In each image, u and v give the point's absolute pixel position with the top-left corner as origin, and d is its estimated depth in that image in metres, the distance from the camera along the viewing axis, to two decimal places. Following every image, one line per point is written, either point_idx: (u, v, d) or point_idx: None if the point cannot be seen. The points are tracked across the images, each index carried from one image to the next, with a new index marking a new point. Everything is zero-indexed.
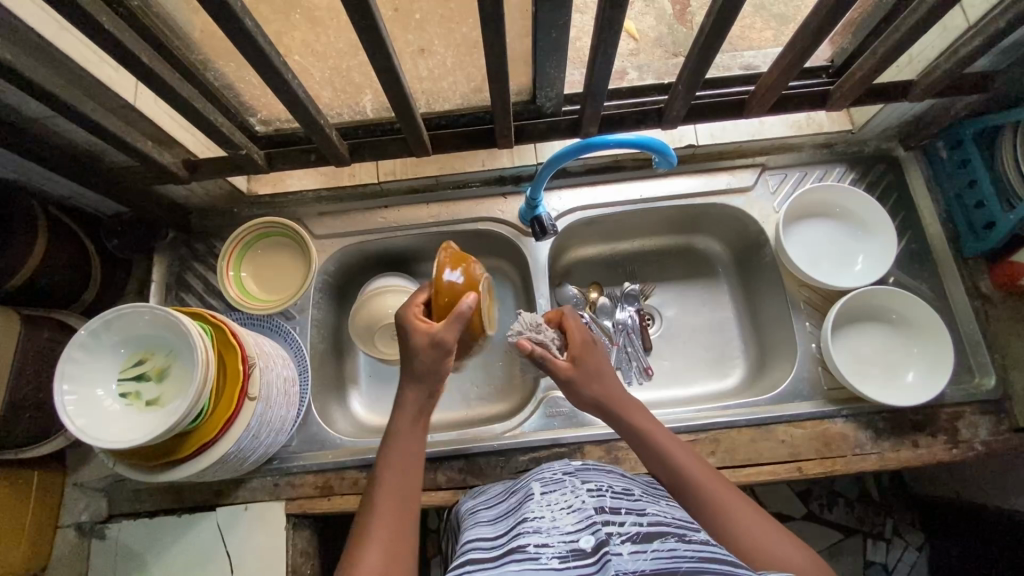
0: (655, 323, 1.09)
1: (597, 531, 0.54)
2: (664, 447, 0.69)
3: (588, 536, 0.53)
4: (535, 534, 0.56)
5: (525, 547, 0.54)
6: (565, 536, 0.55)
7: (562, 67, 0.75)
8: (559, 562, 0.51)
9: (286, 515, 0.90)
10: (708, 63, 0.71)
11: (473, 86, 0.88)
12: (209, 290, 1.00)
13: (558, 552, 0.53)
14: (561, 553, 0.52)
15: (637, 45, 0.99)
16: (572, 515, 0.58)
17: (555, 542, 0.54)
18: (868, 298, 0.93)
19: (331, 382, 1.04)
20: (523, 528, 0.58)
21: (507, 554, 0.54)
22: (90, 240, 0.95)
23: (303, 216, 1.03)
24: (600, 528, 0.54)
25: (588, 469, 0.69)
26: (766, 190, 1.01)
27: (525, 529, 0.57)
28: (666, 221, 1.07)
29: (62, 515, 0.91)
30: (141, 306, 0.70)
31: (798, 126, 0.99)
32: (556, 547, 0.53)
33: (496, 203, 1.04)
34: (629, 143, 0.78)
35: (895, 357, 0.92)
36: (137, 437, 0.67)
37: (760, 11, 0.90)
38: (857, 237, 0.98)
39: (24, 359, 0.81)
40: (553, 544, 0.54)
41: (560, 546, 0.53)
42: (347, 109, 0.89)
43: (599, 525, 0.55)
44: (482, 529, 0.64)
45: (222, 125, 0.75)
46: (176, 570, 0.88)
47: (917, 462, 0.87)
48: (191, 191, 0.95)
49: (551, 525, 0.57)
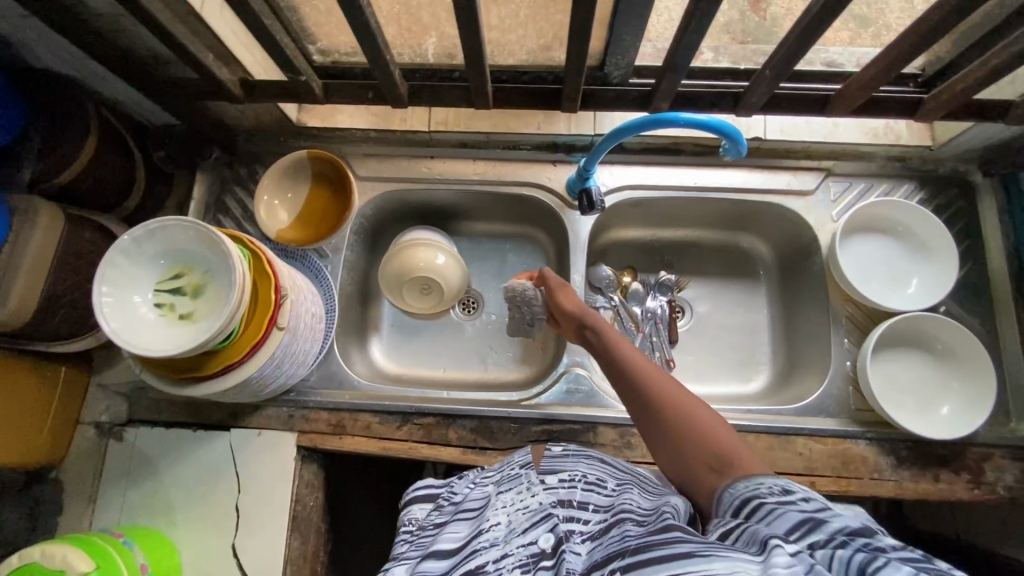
0: (684, 315, 1.07)
1: (555, 528, 0.56)
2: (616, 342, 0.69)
3: (545, 534, 0.56)
4: (492, 549, 0.57)
5: (482, 567, 0.56)
6: (521, 539, 0.57)
7: (639, 33, 0.70)
8: (517, 572, 0.53)
9: (296, 447, 0.91)
10: (806, 46, 0.67)
11: (542, 42, 0.83)
12: (247, 216, 0.99)
13: (518, 560, 0.55)
14: (521, 562, 0.54)
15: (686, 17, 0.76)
16: (527, 514, 0.59)
17: (514, 551, 0.56)
18: (915, 325, 0.89)
19: (354, 324, 1.04)
20: (480, 543, 0.58)
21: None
22: (137, 148, 0.95)
23: (348, 154, 1.01)
24: (556, 522, 0.56)
25: (558, 457, 0.67)
26: (827, 197, 0.96)
27: (480, 543, 0.58)
28: (715, 214, 1.03)
29: (82, 414, 0.94)
30: (184, 220, 0.70)
31: (873, 134, 0.94)
32: (516, 556, 0.55)
33: (545, 170, 1.01)
34: (698, 124, 0.74)
35: (931, 388, 0.89)
36: (169, 348, 0.67)
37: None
38: (915, 259, 0.93)
39: (65, 256, 0.81)
40: (511, 554, 0.55)
41: (519, 553, 0.55)
42: (409, 49, 0.85)
43: (555, 521, 0.56)
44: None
45: (285, 48, 0.73)
46: (187, 482, 0.90)
47: (935, 496, 0.85)
48: (243, 112, 0.94)
49: (506, 535, 0.58)
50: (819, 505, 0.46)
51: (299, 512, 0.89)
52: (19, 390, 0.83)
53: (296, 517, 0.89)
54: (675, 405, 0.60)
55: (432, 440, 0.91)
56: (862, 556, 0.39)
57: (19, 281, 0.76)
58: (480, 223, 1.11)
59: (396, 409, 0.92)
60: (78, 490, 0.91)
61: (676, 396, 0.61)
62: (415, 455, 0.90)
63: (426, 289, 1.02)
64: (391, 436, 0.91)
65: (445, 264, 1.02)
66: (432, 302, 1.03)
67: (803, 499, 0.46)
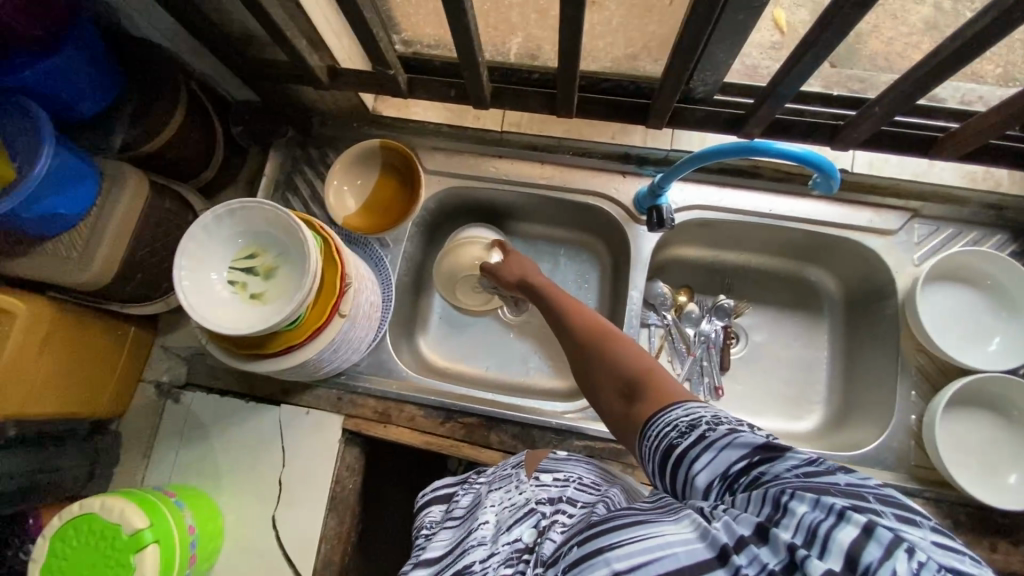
0: (739, 342, 1.04)
1: (538, 522, 0.56)
2: (560, 304, 0.79)
3: (528, 529, 0.55)
4: (479, 547, 0.57)
5: (470, 567, 0.55)
6: (507, 537, 0.56)
7: (735, 52, 0.67)
8: (502, 567, 0.52)
9: (341, 430, 0.93)
10: (925, 88, 0.64)
11: (631, 52, 0.80)
12: (314, 198, 1.01)
13: (502, 557, 0.54)
14: (505, 557, 0.53)
15: (783, 41, 0.79)
16: (512, 511, 0.59)
17: (498, 548, 0.55)
18: (992, 385, 0.84)
19: (405, 314, 1.05)
20: (470, 543, 0.58)
21: None
22: (218, 121, 0.98)
23: (418, 146, 1.01)
24: (540, 518, 0.56)
25: (562, 459, 0.69)
26: (910, 239, 0.91)
27: (470, 544, 0.58)
28: (785, 242, 0.99)
29: (145, 371, 0.98)
30: (263, 202, 0.71)
31: (971, 179, 0.89)
32: (501, 553, 0.54)
33: (613, 180, 0.98)
34: (793, 157, 0.69)
35: (1001, 454, 0.84)
36: (241, 326, 0.70)
37: (930, 30, 0.76)
38: (998, 314, 0.88)
39: (146, 223, 0.84)
40: (496, 552, 0.55)
41: (503, 550, 0.55)
42: (493, 48, 0.83)
43: (539, 516, 0.56)
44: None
45: (379, 40, 0.73)
46: (235, 449, 0.93)
47: (991, 567, 0.81)
48: (322, 96, 0.95)
49: (493, 534, 0.58)
50: (724, 427, 0.46)
51: (337, 493, 0.91)
52: (94, 344, 0.87)
53: (334, 497, 0.91)
54: (603, 342, 0.68)
55: (474, 441, 0.91)
56: (772, 491, 0.39)
57: (104, 244, 0.79)
58: (537, 226, 1.10)
59: (441, 405, 0.93)
60: (134, 443, 0.96)
61: (607, 334, 0.69)
62: (456, 453, 0.90)
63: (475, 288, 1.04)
64: (433, 431, 0.92)
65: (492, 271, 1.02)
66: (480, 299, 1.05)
67: (711, 429, 0.47)
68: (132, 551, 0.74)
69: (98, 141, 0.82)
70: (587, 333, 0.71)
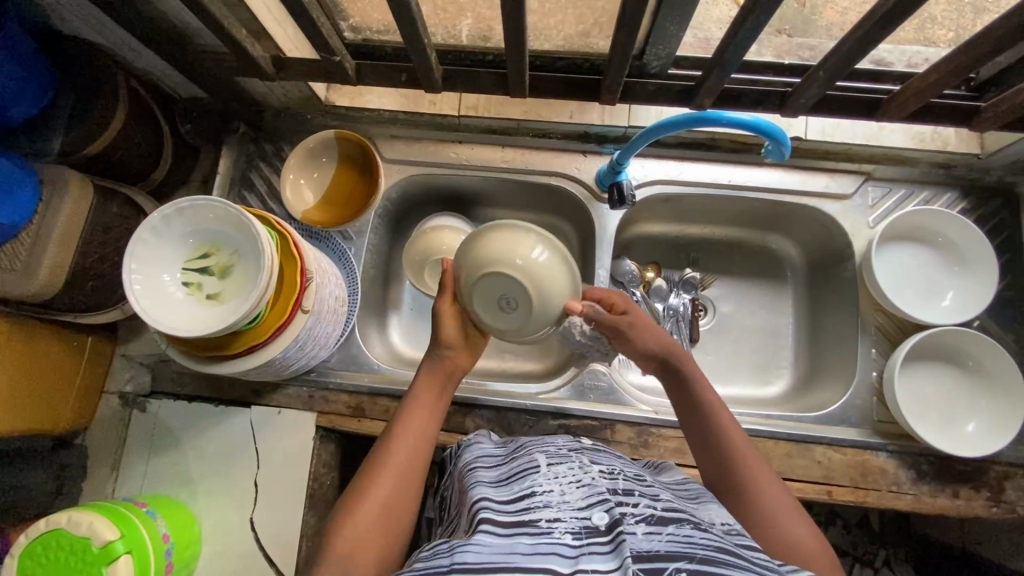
0: (707, 314, 1.05)
1: (611, 509, 0.54)
2: (713, 405, 0.71)
3: (601, 514, 0.53)
4: (545, 509, 0.55)
5: (536, 522, 0.53)
6: (577, 512, 0.54)
7: (685, 26, 0.67)
8: (573, 540, 0.51)
9: (315, 427, 0.92)
10: (864, 49, 0.65)
11: (581, 29, 0.80)
12: (271, 193, 0.99)
13: (570, 528, 0.52)
14: (573, 529, 0.52)
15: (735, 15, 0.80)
16: (581, 490, 0.57)
17: (566, 518, 0.54)
18: (948, 338, 0.87)
19: (374, 306, 1.03)
20: (532, 502, 0.56)
21: (519, 527, 0.53)
22: (165, 119, 0.95)
23: (375, 135, 0.99)
24: (613, 507, 0.54)
25: (593, 450, 0.69)
26: (865, 201, 0.93)
27: (534, 502, 0.56)
28: (744, 213, 1.01)
29: (108, 382, 0.96)
30: (215, 200, 0.69)
31: (919, 140, 0.90)
32: (569, 523, 0.53)
33: (574, 160, 0.98)
34: (743, 125, 0.70)
35: (959, 405, 0.87)
36: (196, 327, 0.68)
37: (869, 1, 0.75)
38: (950, 271, 0.91)
39: (93, 228, 0.81)
40: (564, 519, 0.53)
41: (571, 522, 0.53)
42: (444, 30, 0.82)
43: (613, 504, 0.54)
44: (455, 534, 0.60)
45: (322, 26, 0.71)
46: (207, 453, 0.92)
47: (952, 512, 0.84)
48: (272, 89, 0.93)
49: (561, 501, 0.56)
50: None
51: (316, 490, 0.91)
52: (52, 357, 0.85)
53: (312, 494, 0.90)
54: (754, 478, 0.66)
55: (449, 428, 0.91)
56: None
57: (48, 253, 0.76)
58: (502, 211, 1.09)
59: None
60: (101, 456, 0.93)
61: (760, 472, 0.66)
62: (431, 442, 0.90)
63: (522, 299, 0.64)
64: None
65: (547, 262, 0.65)
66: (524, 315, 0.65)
67: None
68: (104, 562, 0.72)
69: (37, 146, 0.79)
70: (744, 454, 0.68)
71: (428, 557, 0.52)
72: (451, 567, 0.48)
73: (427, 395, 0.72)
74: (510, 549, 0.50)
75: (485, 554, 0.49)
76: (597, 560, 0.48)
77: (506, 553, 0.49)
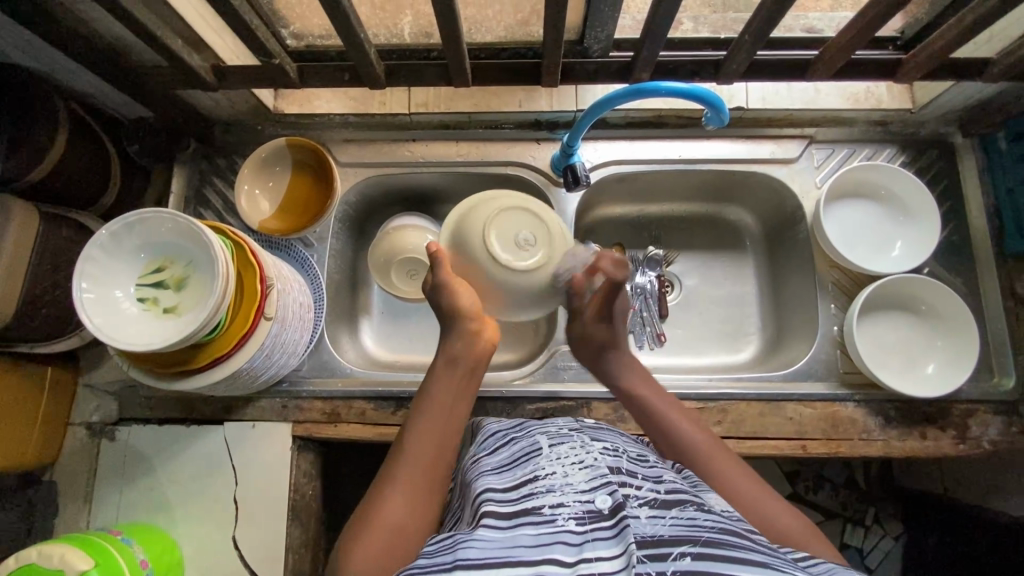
0: (674, 290, 1.07)
1: (614, 491, 0.52)
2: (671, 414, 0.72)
3: (604, 497, 0.52)
4: (549, 493, 0.53)
5: (540, 509, 0.51)
6: (580, 495, 0.53)
7: (617, 6, 0.69)
8: (577, 526, 0.49)
9: (292, 437, 0.91)
10: (783, 11, 0.67)
11: (520, 17, 0.81)
12: (228, 208, 0.98)
13: (575, 513, 0.50)
14: (577, 514, 0.50)
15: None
16: (584, 472, 0.56)
17: (570, 502, 0.52)
18: (900, 287, 0.91)
19: (344, 311, 1.03)
20: (534, 487, 0.55)
21: (522, 515, 0.51)
22: (110, 142, 0.93)
23: (329, 140, 0.99)
24: (615, 489, 0.53)
25: (595, 428, 0.68)
26: (811, 163, 0.96)
27: (537, 487, 0.55)
28: (699, 187, 1.03)
29: (72, 414, 0.93)
30: (162, 211, 0.68)
31: (854, 99, 0.94)
32: (572, 508, 0.51)
33: (529, 148, 1.00)
34: (681, 93, 0.72)
35: (917, 348, 0.91)
36: (152, 341, 0.66)
37: None
38: (897, 221, 0.95)
39: (42, 255, 0.80)
40: (568, 504, 0.52)
41: (575, 507, 0.51)
42: (384, 30, 0.83)
43: (616, 486, 0.53)
44: (458, 528, 0.58)
45: (258, 29, 0.71)
46: (183, 476, 0.90)
47: (922, 453, 0.87)
48: (217, 101, 0.92)
49: (564, 485, 0.55)
50: None
51: (297, 501, 0.90)
52: (10, 392, 0.82)
53: (294, 506, 0.89)
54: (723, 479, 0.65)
55: None
56: None
57: None
58: None
59: (390, 395, 0.92)
60: (72, 490, 0.90)
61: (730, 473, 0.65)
62: None
63: (553, 284, 0.71)
64: (386, 421, 0.91)
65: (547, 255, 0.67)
66: (541, 261, 0.67)
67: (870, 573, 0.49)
68: None
69: None
70: (717, 454, 0.67)
71: (433, 553, 0.50)
72: (454, 565, 0.46)
73: (447, 398, 0.69)
74: (513, 542, 0.48)
75: (488, 550, 0.47)
76: (601, 546, 0.46)
77: (509, 548, 0.47)
